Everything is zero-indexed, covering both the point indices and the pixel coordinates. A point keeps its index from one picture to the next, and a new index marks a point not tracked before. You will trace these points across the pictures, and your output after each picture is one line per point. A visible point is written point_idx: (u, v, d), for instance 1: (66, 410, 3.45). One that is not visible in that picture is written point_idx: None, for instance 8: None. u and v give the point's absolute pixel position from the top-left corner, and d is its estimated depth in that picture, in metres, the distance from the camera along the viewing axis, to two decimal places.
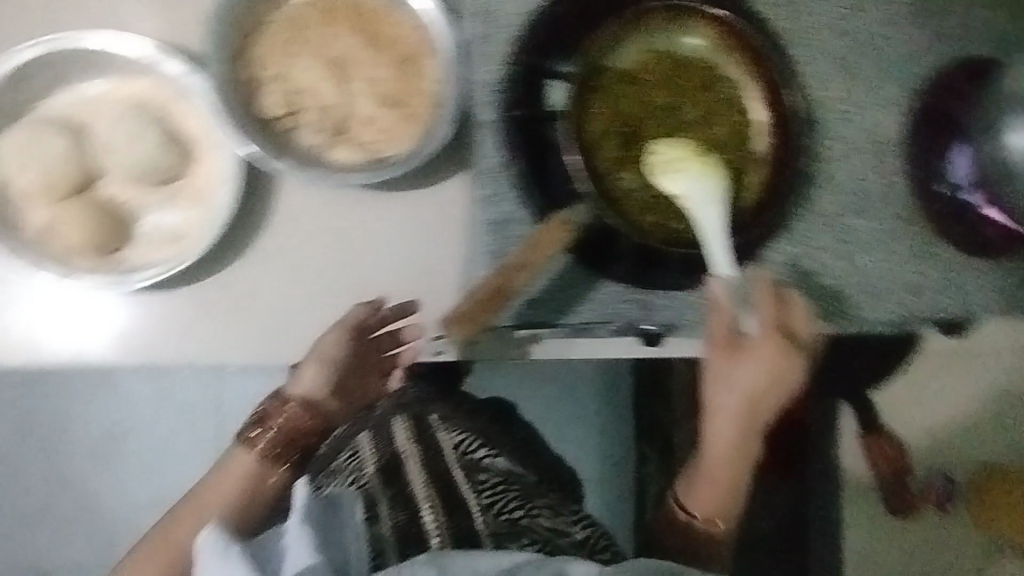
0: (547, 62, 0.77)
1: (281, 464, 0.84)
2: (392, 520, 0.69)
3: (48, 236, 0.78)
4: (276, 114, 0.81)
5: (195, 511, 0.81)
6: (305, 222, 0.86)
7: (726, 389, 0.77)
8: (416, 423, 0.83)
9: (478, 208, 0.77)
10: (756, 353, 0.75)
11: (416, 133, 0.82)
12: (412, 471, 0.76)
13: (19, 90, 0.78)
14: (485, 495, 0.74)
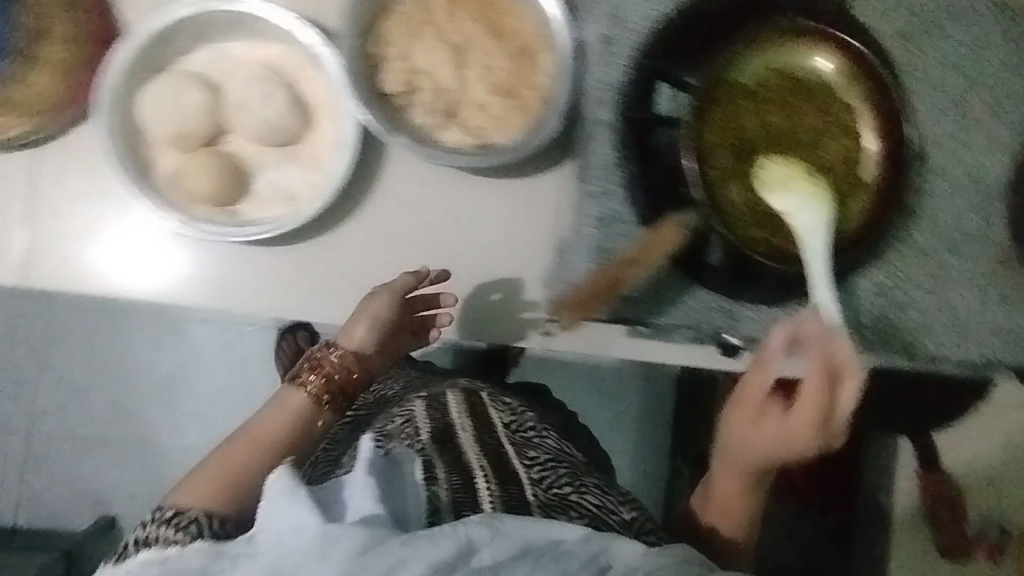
0: (671, 69, 0.78)
1: (325, 409, 0.77)
2: (449, 482, 0.60)
3: (174, 183, 0.83)
4: (395, 92, 0.85)
5: (259, 445, 0.70)
6: (407, 196, 0.90)
7: (754, 429, 0.73)
8: (468, 397, 0.78)
9: (587, 204, 0.82)
10: (785, 430, 0.71)
11: (525, 124, 0.86)
12: (462, 435, 0.69)
13: (163, 46, 0.82)
14: (534, 470, 0.66)
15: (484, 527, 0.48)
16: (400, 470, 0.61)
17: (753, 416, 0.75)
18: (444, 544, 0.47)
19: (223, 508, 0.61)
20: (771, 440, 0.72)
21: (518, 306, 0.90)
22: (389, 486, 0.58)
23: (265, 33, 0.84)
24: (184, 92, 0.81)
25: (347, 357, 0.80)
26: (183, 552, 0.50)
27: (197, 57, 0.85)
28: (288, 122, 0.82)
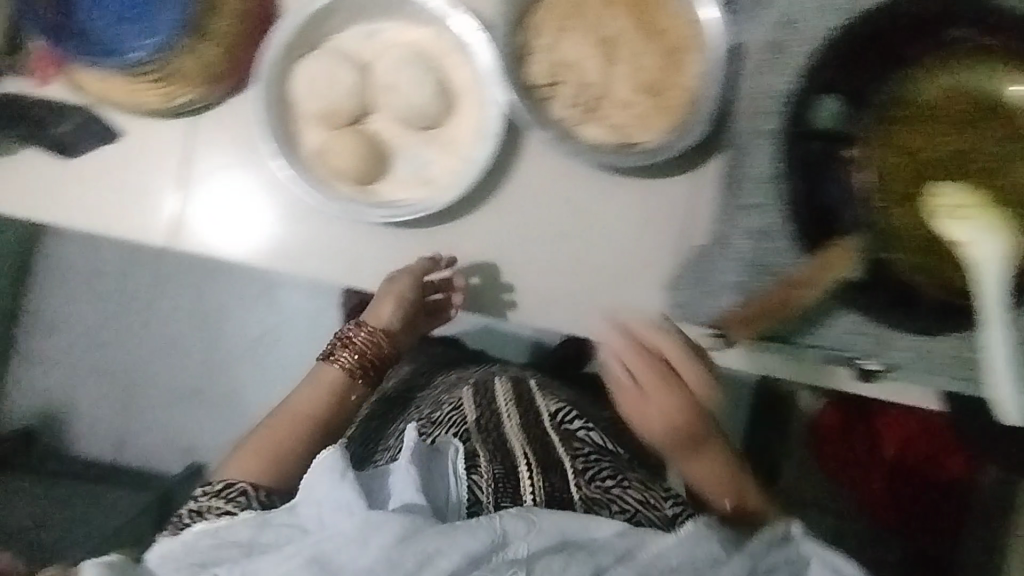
0: (835, 82, 0.71)
1: (357, 382, 0.94)
2: (489, 472, 0.78)
3: (319, 158, 0.84)
4: (540, 82, 0.84)
5: (299, 420, 0.90)
6: (544, 188, 0.89)
7: (662, 435, 0.84)
8: (517, 388, 1.00)
9: (740, 215, 0.74)
10: (650, 402, 0.82)
11: (669, 125, 0.84)
12: (506, 427, 0.89)
13: (318, 25, 0.83)
14: (580, 463, 0.85)
15: (516, 520, 0.65)
16: (438, 462, 0.75)
17: (678, 437, 0.84)
18: (479, 536, 0.63)
19: (262, 479, 0.84)
20: (703, 452, 0.86)
21: (500, 283, 0.90)
22: (427, 471, 0.74)
23: (418, 16, 0.84)
24: (338, 71, 0.82)
25: (373, 328, 0.94)
26: (231, 522, 0.72)
27: (350, 35, 0.85)
28: (436, 108, 0.82)
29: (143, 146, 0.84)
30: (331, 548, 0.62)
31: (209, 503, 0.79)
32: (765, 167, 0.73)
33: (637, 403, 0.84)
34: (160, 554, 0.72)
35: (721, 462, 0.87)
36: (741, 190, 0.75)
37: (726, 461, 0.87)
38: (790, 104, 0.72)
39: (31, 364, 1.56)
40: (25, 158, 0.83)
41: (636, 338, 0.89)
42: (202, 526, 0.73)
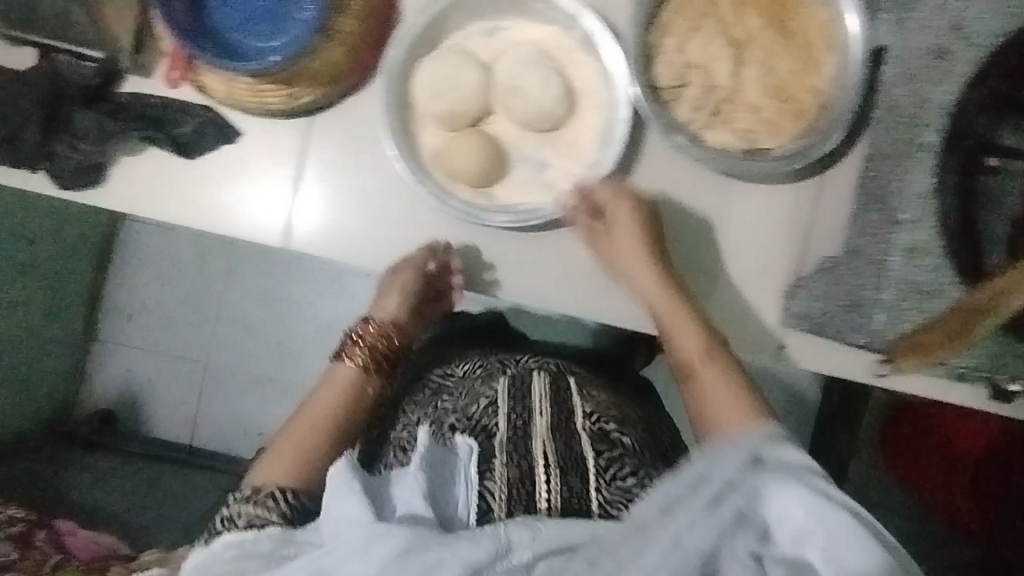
0: (1005, 98, 0.72)
1: (372, 377, 0.83)
2: (505, 475, 0.71)
3: (437, 160, 0.82)
4: (667, 85, 0.81)
5: (320, 423, 0.78)
6: (664, 191, 0.86)
7: (642, 275, 0.80)
8: (554, 383, 0.83)
9: (894, 229, 0.76)
10: (684, 319, 0.80)
11: (801, 131, 0.81)
12: (535, 421, 0.77)
13: (440, 22, 0.80)
14: (602, 458, 0.75)
15: (522, 527, 0.59)
16: (450, 466, 0.70)
17: (682, 304, 0.80)
18: (482, 543, 0.57)
19: (296, 484, 0.73)
20: (687, 321, 0.79)
21: (518, 278, 0.85)
22: (438, 479, 0.69)
23: (544, 13, 0.81)
24: (461, 69, 0.79)
25: (379, 324, 0.85)
26: (257, 535, 0.64)
27: (471, 31, 0.82)
28: (562, 109, 0.79)
29: (262, 145, 0.83)
30: (337, 562, 0.58)
31: (240, 509, 0.70)
32: (924, 179, 0.75)
33: (609, 235, 0.81)
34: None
35: (709, 340, 0.79)
36: (896, 204, 0.76)
37: (710, 334, 0.80)
38: (954, 117, 0.74)
39: (110, 347, 1.57)
40: (149, 158, 0.81)
41: (754, 351, 0.85)
42: (229, 539, 0.64)
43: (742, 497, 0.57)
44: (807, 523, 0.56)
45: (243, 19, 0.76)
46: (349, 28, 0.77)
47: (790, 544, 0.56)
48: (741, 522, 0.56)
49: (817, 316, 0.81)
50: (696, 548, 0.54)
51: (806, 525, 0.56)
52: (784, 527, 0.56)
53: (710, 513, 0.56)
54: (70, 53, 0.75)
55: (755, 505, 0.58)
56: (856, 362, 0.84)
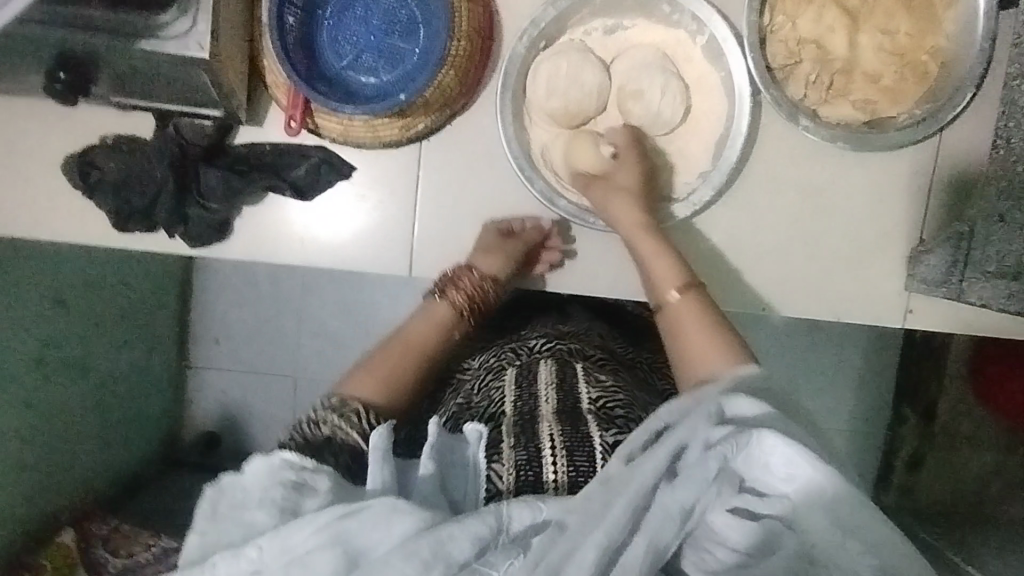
0: None
1: (463, 320, 0.81)
2: (513, 459, 0.62)
3: (545, 158, 0.81)
4: (778, 65, 0.79)
5: (412, 350, 0.76)
6: (781, 171, 0.84)
7: (620, 200, 0.77)
8: (561, 369, 0.75)
9: None
10: (657, 258, 0.75)
11: (924, 97, 0.79)
12: (544, 392, 0.71)
13: (547, 34, 0.79)
14: (611, 435, 0.65)
15: (522, 508, 0.52)
16: (462, 451, 0.63)
17: (656, 236, 0.77)
18: (485, 520, 0.51)
19: (379, 402, 0.71)
20: (662, 252, 0.76)
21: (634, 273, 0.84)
22: (446, 468, 0.62)
23: (651, 8, 0.79)
24: (580, 71, 0.77)
25: (483, 272, 0.80)
26: (315, 471, 0.58)
27: (579, 31, 0.81)
28: (681, 108, 0.79)
29: (372, 174, 0.82)
30: (358, 529, 0.50)
31: (326, 416, 0.68)
32: None
33: (609, 194, 0.77)
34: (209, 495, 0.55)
35: (683, 274, 0.75)
36: None
37: (683, 263, 0.76)
38: None
39: (210, 373, 1.47)
40: (271, 205, 0.82)
41: (882, 316, 0.87)
42: (293, 454, 0.59)
43: (731, 443, 0.54)
44: (804, 469, 0.53)
45: (352, 61, 0.75)
46: (460, 51, 0.74)
47: (779, 490, 0.54)
48: (727, 472, 0.54)
49: (955, 282, 0.78)
50: (676, 501, 0.52)
51: (802, 470, 0.53)
52: (776, 473, 0.54)
53: (693, 466, 0.53)
54: (189, 114, 0.77)
55: (747, 456, 0.55)
56: (966, 317, 0.86)
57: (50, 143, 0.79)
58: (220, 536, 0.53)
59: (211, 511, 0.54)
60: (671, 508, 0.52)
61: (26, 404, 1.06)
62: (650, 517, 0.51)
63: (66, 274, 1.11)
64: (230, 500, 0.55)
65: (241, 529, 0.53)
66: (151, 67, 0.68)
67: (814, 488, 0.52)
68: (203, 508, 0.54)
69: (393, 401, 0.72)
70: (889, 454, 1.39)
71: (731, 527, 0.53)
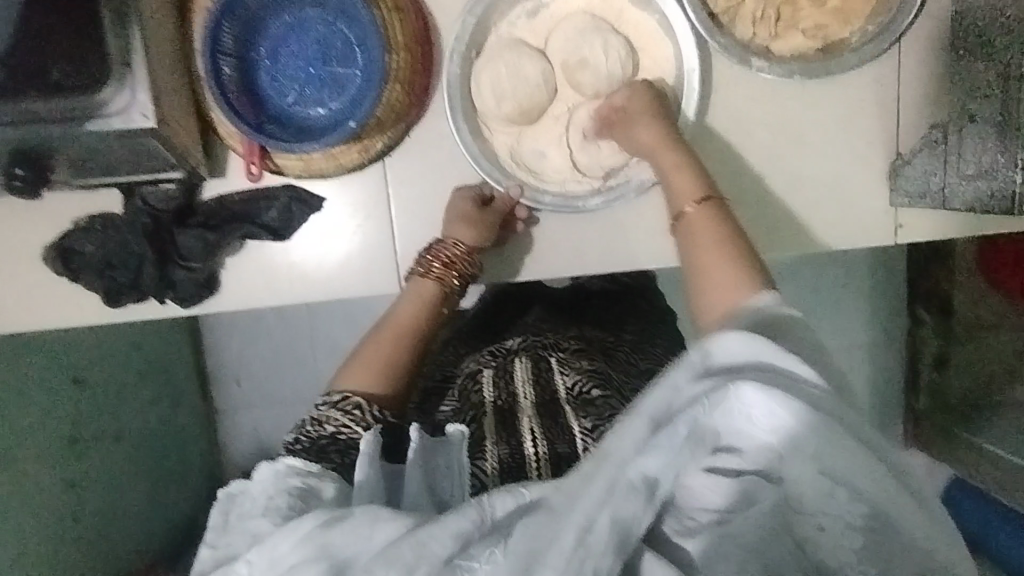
0: None
1: (451, 297, 0.78)
2: (496, 455, 0.64)
3: (515, 154, 0.81)
4: (719, 10, 0.78)
5: (405, 334, 0.74)
6: (741, 112, 0.83)
7: (642, 126, 0.74)
8: (536, 365, 0.76)
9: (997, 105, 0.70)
10: (683, 172, 0.70)
11: (873, 10, 0.77)
12: (520, 388, 0.73)
13: (481, 28, 0.78)
14: (588, 420, 0.67)
15: (503, 496, 0.51)
16: (446, 452, 0.64)
17: (679, 152, 0.72)
18: (465, 514, 0.50)
19: (381, 395, 0.71)
20: (683, 167, 0.70)
21: (614, 246, 0.85)
22: (433, 469, 0.63)
23: None
24: (521, 60, 0.77)
25: (467, 246, 0.78)
26: (318, 483, 0.61)
27: (515, 16, 0.79)
28: (628, 63, 0.78)
29: (344, 204, 0.83)
30: (341, 541, 0.51)
31: (330, 414, 0.68)
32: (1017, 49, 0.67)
33: (626, 125, 0.75)
34: (224, 506, 0.59)
35: (706, 188, 0.69)
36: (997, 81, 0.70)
37: (708, 180, 0.70)
38: None
39: (239, 413, 1.50)
40: (250, 251, 0.83)
41: (872, 239, 0.86)
42: (297, 461, 0.63)
43: (704, 402, 0.50)
44: (784, 418, 0.48)
45: (297, 96, 0.75)
46: (400, 64, 0.73)
47: (758, 444, 0.49)
48: (700, 436, 0.50)
49: (936, 191, 0.79)
50: (642, 470, 0.49)
51: (783, 420, 0.48)
52: (759, 426, 0.49)
53: (661, 435, 0.49)
54: (151, 181, 0.77)
55: (721, 412, 0.50)
56: (955, 222, 0.86)
57: (31, 237, 0.81)
58: (229, 548, 0.56)
59: (222, 523, 0.58)
60: (636, 478, 0.49)
61: (70, 482, 1.09)
62: (619, 493, 0.48)
63: (75, 352, 1.12)
64: (238, 510, 0.59)
65: (247, 538, 0.56)
66: (103, 144, 0.68)
67: (799, 438, 0.48)
68: (216, 517, 0.59)
69: (392, 393, 0.72)
70: (912, 360, 1.40)
71: (716, 494, 0.50)
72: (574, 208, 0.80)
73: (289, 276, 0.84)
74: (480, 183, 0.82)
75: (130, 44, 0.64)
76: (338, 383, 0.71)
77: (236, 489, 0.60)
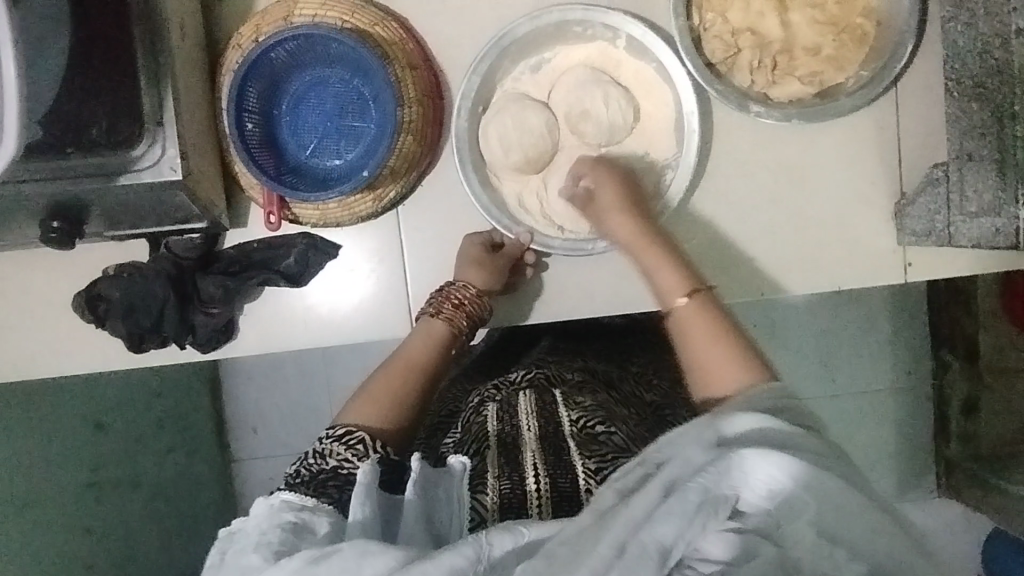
0: None
1: (459, 339, 0.80)
2: (498, 490, 0.64)
3: (521, 202, 0.84)
4: (716, 60, 0.81)
5: (414, 370, 0.76)
6: (741, 155, 0.85)
7: (613, 217, 0.77)
8: (540, 398, 0.76)
9: (995, 144, 0.71)
10: (661, 266, 0.75)
11: (866, 56, 0.80)
12: (524, 421, 0.72)
13: (489, 83, 0.82)
14: (592, 461, 0.66)
15: (502, 534, 0.51)
16: (447, 486, 0.66)
17: (657, 246, 0.76)
18: (462, 551, 0.50)
19: (382, 431, 0.72)
20: (665, 260, 0.75)
21: (622, 287, 0.86)
22: (431, 500, 0.64)
23: (582, 34, 0.82)
24: (525, 112, 0.80)
25: (477, 288, 0.80)
26: (310, 518, 0.61)
27: (519, 72, 0.84)
28: (630, 110, 0.81)
29: (362, 249, 0.86)
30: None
31: (333, 447, 0.69)
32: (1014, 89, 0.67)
33: (601, 216, 0.78)
34: (222, 546, 0.60)
35: (693, 281, 0.74)
36: (995, 119, 0.71)
37: (689, 269, 0.75)
38: None
39: (254, 464, 1.47)
40: (267, 296, 0.86)
41: (882, 277, 0.86)
42: (292, 495, 0.64)
43: (713, 469, 0.50)
44: (782, 481, 0.50)
45: (316, 148, 0.81)
46: (413, 115, 0.78)
47: (756, 506, 0.50)
48: (711, 500, 0.49)
49: (941, 229, 0.79)
50: (656, 539, 0.47)
51: (781, 483, 0.50)
52: (759, 489, 0.50)
53: (674, 499, 0.48)
54: (176, 232, 0.82)
55: (729, 479, 0.50)
56: (959, 261, 0.86)
57: (65, 283, 0.85)
58: None
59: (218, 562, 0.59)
60: (649, 544, 0.46)
61: (87, 529, 1.10)
62: (630, 557, 0.46)
63: (100, 397, 1.15)
64: (232, 547, 0.59)
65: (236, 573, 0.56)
66: (133, 197, 0.72)
67: (794, 502, 0.50)
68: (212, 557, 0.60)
69: (391, 432, 0.73)
70: (940, 404, 1.34)
71: (723, 548, 0.47)
72: (578, 249, 0.82)
73: (303, 321, 0.86)
74: (491, 230, 0.85)
75: (163, 105, 0.69)
76: (342, 418, 0.73)
77: (235, 528, 0.61)
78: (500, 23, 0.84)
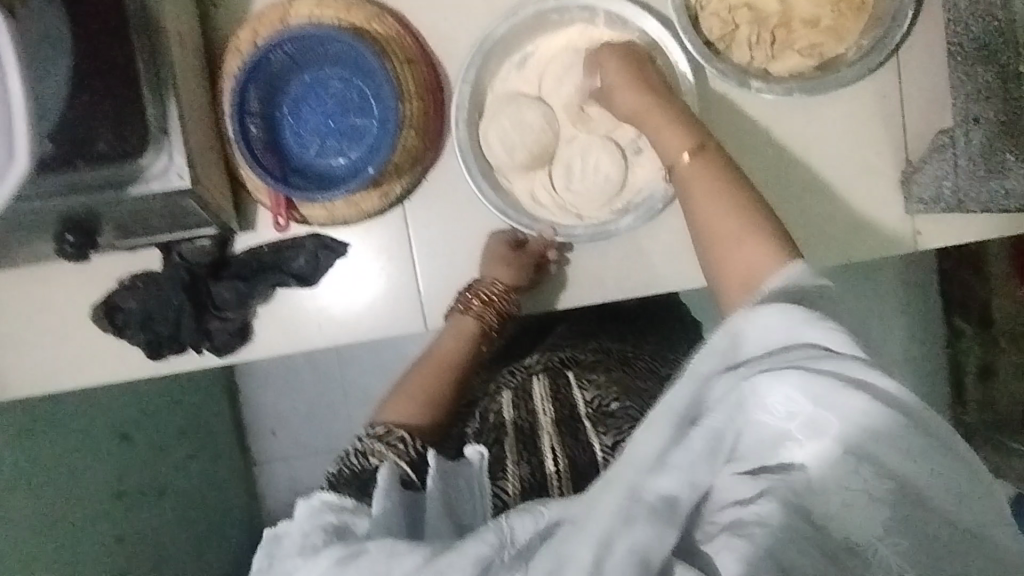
0: None
1: (489, 334, 0.83)
2: (518, 475, 0.67)
3: (525, 191, 0.84)
4: (714, 39, 0.81)
5: (446, 367, 0.81)
6: (743, 132, 0.85)
7: (624, 92, 0.76)
8: (555, 382, 0.77)
9: (998, 105, 0.72)
10: (665, 126, 0.73)
11: (864, 26, 0.80)
12: (539, 405, 0.74)
13: (486, 75, 0.82)
14: (608, 437, 0.70)
15: (522, 517, 0.54)
16: (467, 475, 0.67)
17: (666, 110, 0.74)
18: (485, 539, 0.53)
19: (420, 424, 0.77)
20: (672, 121, 0.73)
21: (631, 271, 0.86)
22: (454, 493, 0.66)
23: (577, 21, 0.83)
24: (524, 103, 0.80)
25: (504, 284, 0.81)
26: (352, 521, 0.62)
27: (517, 61, 0.83)
28: None
29: (369, 247, 0.86)
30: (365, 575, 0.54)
31: (373, 446, 0.72)
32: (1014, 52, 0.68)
33: (610, 95, 0.77)
34: (268, 550, 0.61)
35: (697, 136, 0.72)
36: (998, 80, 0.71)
37: (696, 127, 0.73)
38: None
39: (276, 465, 1.47)
40: (282, 299, 0.86)
41: (892, 246, 0.86)
42: (332, 495, 0.64)
43: (719, 411, 0.54)
44: (802, 403, 0.52)
45: (319, 147, 0.81)
46: (412, 109, 0.79)
47: (784, 434, 0.53)
48: (718, 443, 0.54)
49: (950, 195, 0.78)
50: (657, 492, 0.52)
51: (801, 405, 0.52)
52: (778, 415, 0.53)
53: (679, 452, 0.53)
54: (187, 238, 0.82)
55: (742, 412, 0.54)
56: (970, 228, 0.86)
57: (82, 297, 0.86)
58: None
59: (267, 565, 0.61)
60: (654, 499, 0.52)
61: (118, 536, 1.12)
62: (637, 515, 0.51)
63: (121, 406, 1.16)
64: (278, 552, 0.60)
65: None
66: (146, 206, 0.72)
67: (817, 421, 0.52)
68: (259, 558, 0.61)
69: (430, 426, 0.78)
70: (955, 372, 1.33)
71: (742, 486, 0.52)
72: (597, 236, 0.82)
73: (316, 322, 0.87)
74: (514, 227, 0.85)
75: (167, 114, 0.69)
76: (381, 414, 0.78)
77: (280, 530, 0.62)
78: (495, 13, 0.84)
